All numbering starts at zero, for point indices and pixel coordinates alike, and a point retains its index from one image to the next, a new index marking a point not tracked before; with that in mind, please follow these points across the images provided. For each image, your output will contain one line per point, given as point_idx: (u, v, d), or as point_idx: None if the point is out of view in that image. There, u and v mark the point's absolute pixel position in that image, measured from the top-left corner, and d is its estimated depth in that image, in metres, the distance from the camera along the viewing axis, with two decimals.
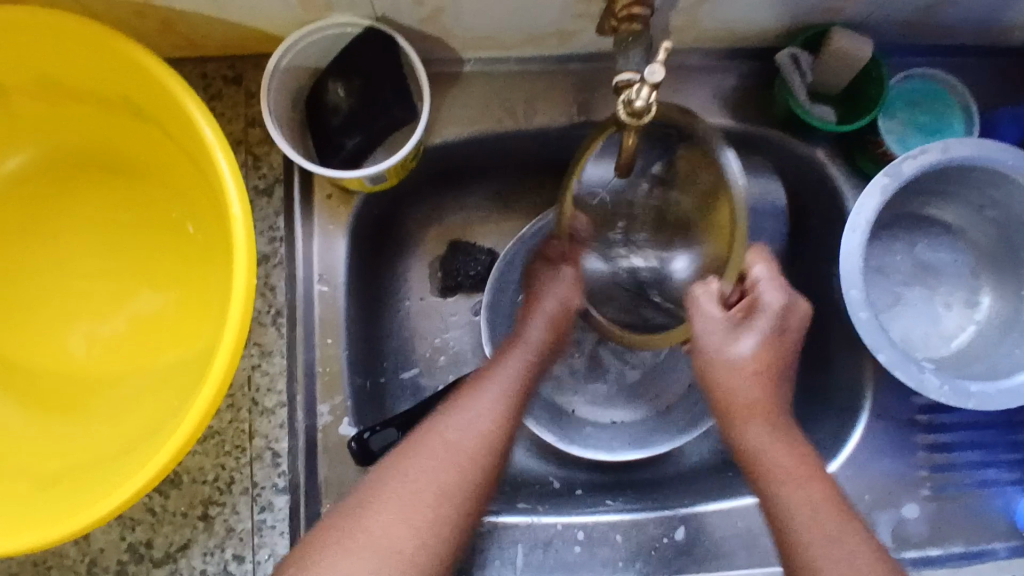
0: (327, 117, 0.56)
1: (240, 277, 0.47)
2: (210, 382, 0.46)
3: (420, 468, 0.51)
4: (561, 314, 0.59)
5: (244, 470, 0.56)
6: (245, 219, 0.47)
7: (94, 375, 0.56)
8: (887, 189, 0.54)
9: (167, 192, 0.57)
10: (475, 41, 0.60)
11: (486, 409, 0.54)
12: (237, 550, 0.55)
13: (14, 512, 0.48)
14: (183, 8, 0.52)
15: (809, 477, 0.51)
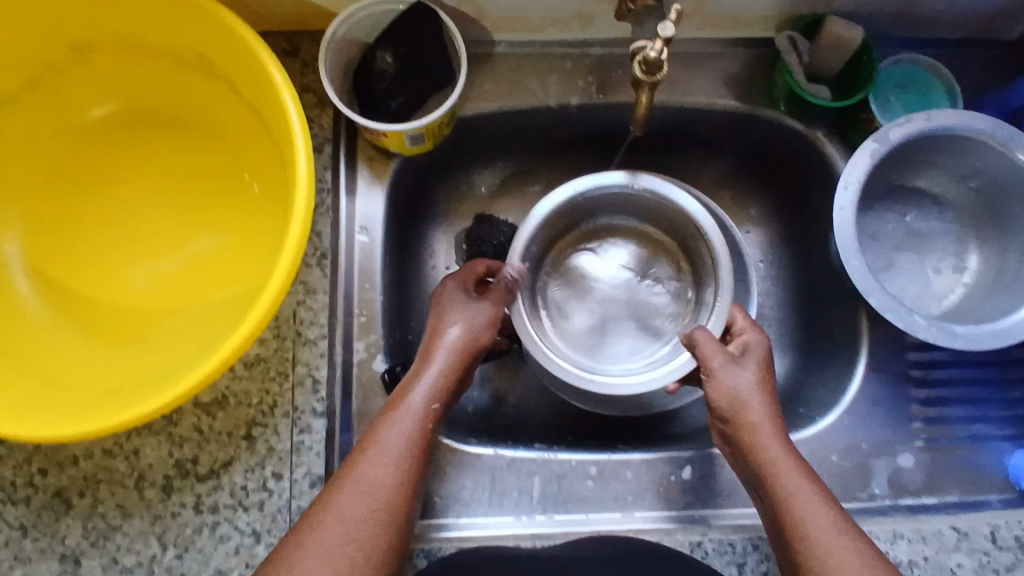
0: (375, 81, 0.63)
1: (302, 201, 0.54)
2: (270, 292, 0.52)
3: (340, 512, 0.50)
4: (458, 346, 0.58)
5: (286, 395, 0.61)
6: (307, 152, 0.54)
7: (151, 304, 0.61)
8: (876, 152, 0.60)
9: (229, 147, 0.63)
10: (507, 22, 0.67)
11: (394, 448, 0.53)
12: (276, 468, 0.60)
13: (78, 407, 0.53)
14: None
15: (829, 520, 0.53)
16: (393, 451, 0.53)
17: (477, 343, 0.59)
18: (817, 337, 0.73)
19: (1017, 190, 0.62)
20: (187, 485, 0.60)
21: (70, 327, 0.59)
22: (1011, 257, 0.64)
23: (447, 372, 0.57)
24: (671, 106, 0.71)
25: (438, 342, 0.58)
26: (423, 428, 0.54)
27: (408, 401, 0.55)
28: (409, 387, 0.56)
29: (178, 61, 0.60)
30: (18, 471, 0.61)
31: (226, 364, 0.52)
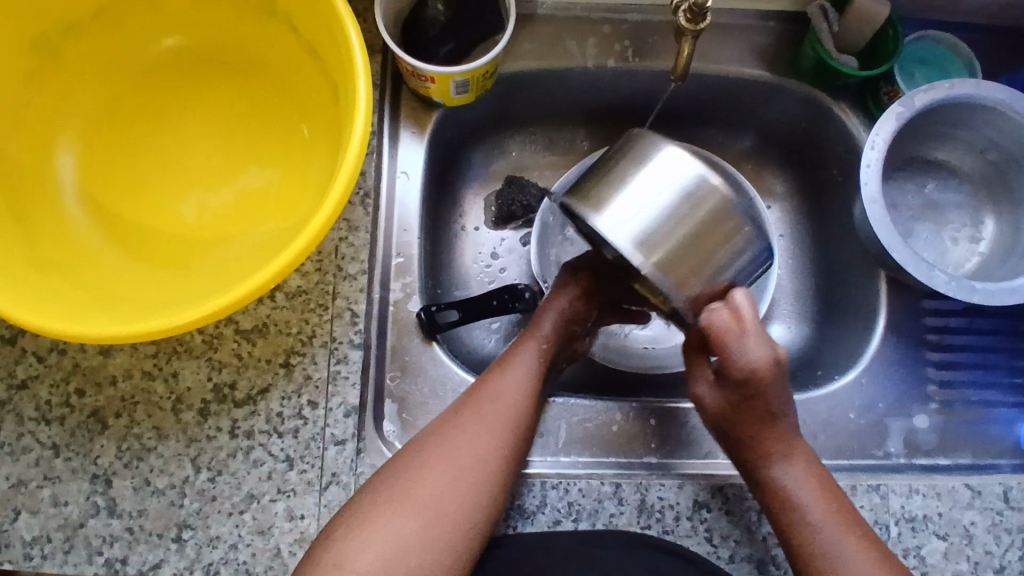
0: (426, 29, 0.65)
1: (359, 122, 0.54)
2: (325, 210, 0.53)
3: (464, 435, 0.56)
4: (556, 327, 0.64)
5: (324, 326, 0.62)
6: (365, 76, 0.54)
7: (200, 233, 0.62)
8: (901, 116, 0.63)
9: (282, 86, 0.65)
10: None
11: (497, 413, 0.57)
12: (312, 397, 0.61)
13: (130, 318, 0.54)
14: None
15: (839, 525, 0.55)
16: (493, 407, 0.57)
17: (576, 317, 0.66)
18: (835, 305, 0.75)
19: None
20: (223, 410, 0.60)
21: (122, 249, 0.61)
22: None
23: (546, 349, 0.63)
24: (703, 74, 0.74)
25: (540, 319, 0.64)
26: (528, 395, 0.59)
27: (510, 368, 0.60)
28: (512, 356, 0.61)
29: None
30: (54, 391, 0.61)
31: (279, 279, 0.53)
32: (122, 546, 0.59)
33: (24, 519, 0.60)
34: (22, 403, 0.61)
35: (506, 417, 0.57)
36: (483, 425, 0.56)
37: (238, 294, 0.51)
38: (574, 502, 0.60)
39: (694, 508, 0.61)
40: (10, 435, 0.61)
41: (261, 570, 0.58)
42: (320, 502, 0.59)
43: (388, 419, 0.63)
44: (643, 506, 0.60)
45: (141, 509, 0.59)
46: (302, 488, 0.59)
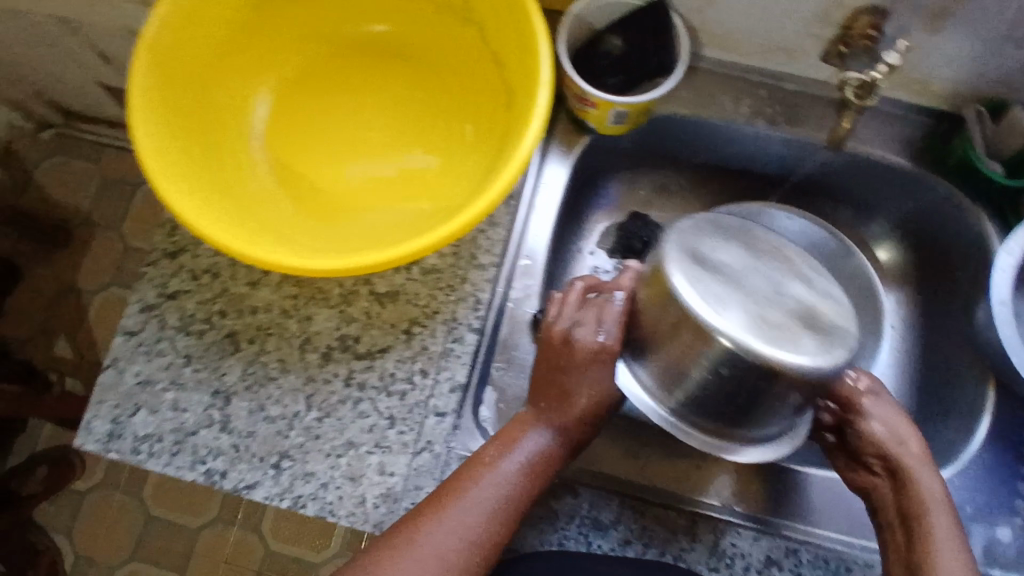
0: (599, 59, 0.70)
1: (534, 126, 0.57)
2: (484, 199, 0.57)
3: (472, 504, 0.55)
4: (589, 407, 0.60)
5: (449, 305, 0.67)
6: (550, 88, 0.58)
7: (358, 198, 0.68)
8: None
9: (459, 84, 0.70)
10: (720, 39, 0.74)
11: (498, 493, 0.55)
12: (424, 366, 0.65)
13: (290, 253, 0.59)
14: None
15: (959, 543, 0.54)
16: (501, 484, 0.56)
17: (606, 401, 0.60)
18: (935, 404, 0.75)
19: None
20: (343, 359, 0.65)
21: (287, 196, 0.67)
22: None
23: (567, 428, 0.59)
24: (846, 153, 0.76)
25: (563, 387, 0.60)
26: (529, 478, 0.57)
27: (513, 454, 0.57)
28: (528, 431, 0.59)
29: (440, 1, 0.67)
30: (200, 307, 0.66)
31: (430, 250, 0.57)
32: (224, 461, 0.63)
33: (142, 416, 0.64)
34: (168, 311, 0.66)
35: (506, 495, 0.56)
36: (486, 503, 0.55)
37: (390, 255, 0.56)
38: (648, 527, 0.62)
39: (766, 563, 0.61)
40: (150, 337, 0.66)
41: (343, 514, 0.62)
42: (411, 464, 0.63)
43: (485, 405, 0.67)
44: (715, 548, 0.61)
45: (251, 430, 0.63)
46: (397, 447, 0.63)
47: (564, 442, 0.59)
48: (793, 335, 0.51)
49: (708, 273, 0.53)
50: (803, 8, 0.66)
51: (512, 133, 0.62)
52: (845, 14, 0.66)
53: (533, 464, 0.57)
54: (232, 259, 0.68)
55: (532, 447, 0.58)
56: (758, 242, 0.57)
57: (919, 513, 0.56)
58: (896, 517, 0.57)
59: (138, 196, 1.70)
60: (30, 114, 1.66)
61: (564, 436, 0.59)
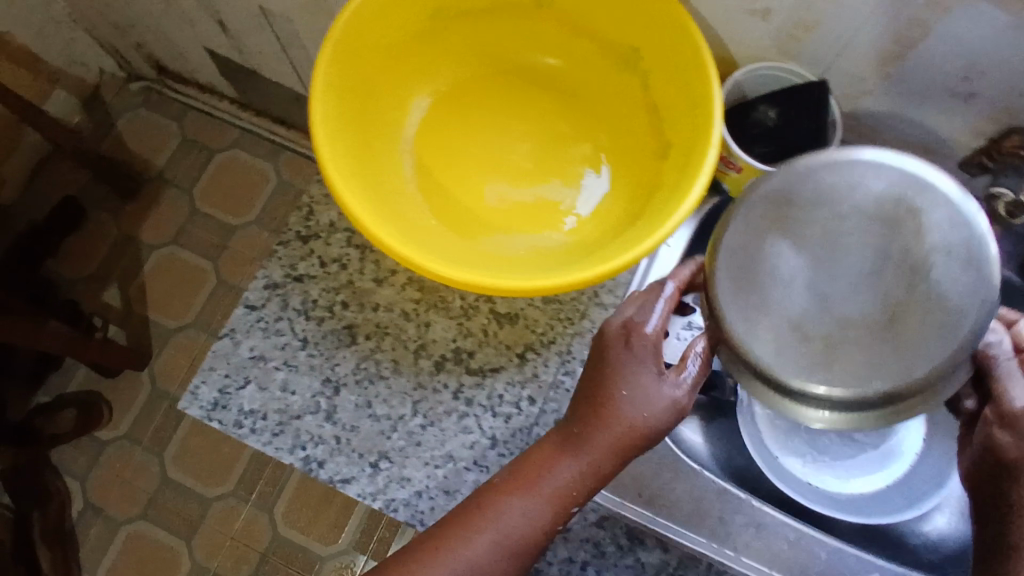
0: (751, 125, 0.72)
1: (697, 189, 0.57)
2: (637, 248, 0.57)
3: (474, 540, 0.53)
4: (635, 433, 0.53)
5: (566, 338, 0.67)
6: (715, 149, 0.57)
7: (492, 218, 0.69)
8: None
9: (609, 127, 0.71)
10: (862, 129, 0.75)
11: (519, 515, 0.53)
12: (533, 393, 0.65)
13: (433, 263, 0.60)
14: (698, 15, 0.68)
15: None
16: (509, 521, 0.53)
17: (654, 423, 0.53)
18: None
19: None
20: (455, 371, 0.66)
21: (427, 203, 0.68)
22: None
23: (609, 451, 0.53)
24: None
25: (613, 404, 0.53)
26: (557, 503, 0.54)
27: (551, 475, 0.54)
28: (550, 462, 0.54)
29: (609, 46, 0.67)
30: (323, 294, 0.67)
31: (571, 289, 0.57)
32: (324, 450, 0.63)
33: (250, 390, 0.65)
34: (292, 293, 0.67)
35: (517, 535, 0.53)
36: (514, 524, 0.53)
37: (532, 287, 0.56)
38: None
39: None
40: (271, 315, 0.67)
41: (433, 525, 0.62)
42: None
43: None
44: None
45: (355, 425, 0.64)
46: (495, 469, 0.63)
47: (590, 471, 0.53)
48: (822, 352, 0.43)
49: (794, 219, 0.45)
50: (958, 118, 0.67)
51: (666, 187, 0.62)
52: (997, 131, 0.67)
53: (565, 490, 0.54)
54: (362, 253, 0.68)
55: (568, 472, 0.54)
56: (900, 224, 0.44)
57: None
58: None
59: (214, 159, 1.72)
60: (128, 61, 1.69)
61: (593, 465, 0.53)
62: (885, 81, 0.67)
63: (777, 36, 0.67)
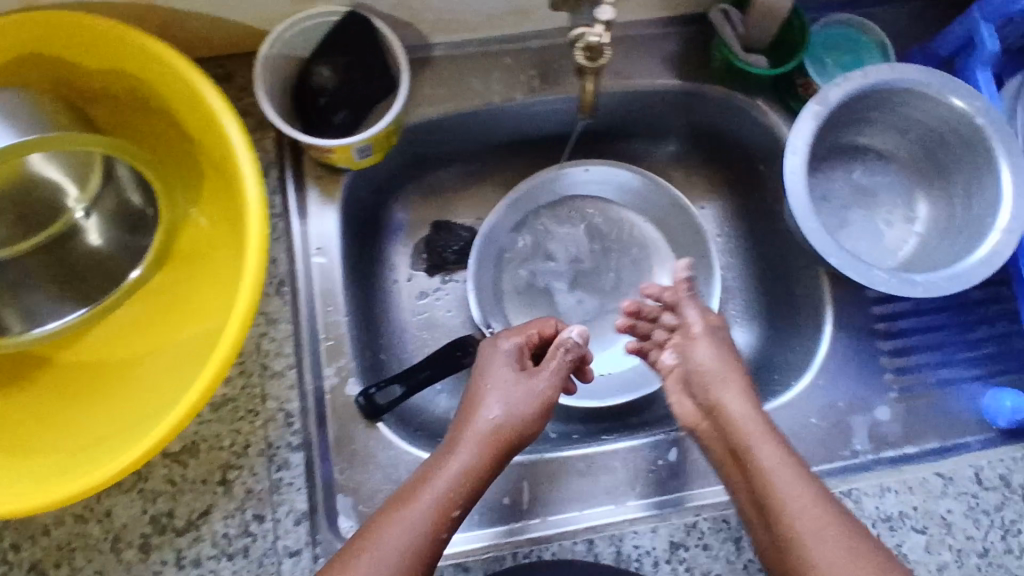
0: (315, 98, 0.61)
1: (256, 231, 0.50)
2: (225, 339, 0.49)
3: (394, 532, 0.50)
4: (502, 434, 0.56)
5: (258, 433, 0.58)
6: (256, 181, 0.51)
7: (108, 357, 0.58)
8: (819, 114, 0.60)
9: (194, 189, 0.60)
10: (443, 24, 0.65)
11: (426, 506, 0.51)
12: (257, 510, 0.57)
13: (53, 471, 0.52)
14: (180, 7, 0.57)
15: (811, 497, 0.51)
16: (426, 510, 0.51)
17: (518, 427, 0.56)
18: (782, 305, 0.74)
19: (957, 141, 0.62)
20: (165, 540, 0.57)
21: (37, 389, 0.57)
22: (956, 208, 0.64)
23: (478, 446, 0.55)
24: (615, 92, 0.70)
25: (470, 428, 0.56)
26: (422, 534, 0.50)
27: (422, 496, 0.52)
28: (434, 472, 0.54)
29: (144, 98, 0.57)
30: None
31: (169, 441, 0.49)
32: None
33: None
34: None
35: (431, 509, 0.51)
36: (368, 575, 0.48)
37: (118, 465, 0.48)
38: None
39: (671, 550, 0.59)
40: None
41: None
42: None
43: None
44: (620, 557, 0.59)
45: None
46: None
47: (482, 469, 0.54)
48: None
49: None
50: None
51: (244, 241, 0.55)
52: None
53: (442, 492, 0.52)
54: None
55: (443, 482, 0.53)
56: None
57: (790, 499, 0.51)
58: (751, 503, 0.54)
59: None
60: None
61: (472, 467, 0.54)
62: None
63: None
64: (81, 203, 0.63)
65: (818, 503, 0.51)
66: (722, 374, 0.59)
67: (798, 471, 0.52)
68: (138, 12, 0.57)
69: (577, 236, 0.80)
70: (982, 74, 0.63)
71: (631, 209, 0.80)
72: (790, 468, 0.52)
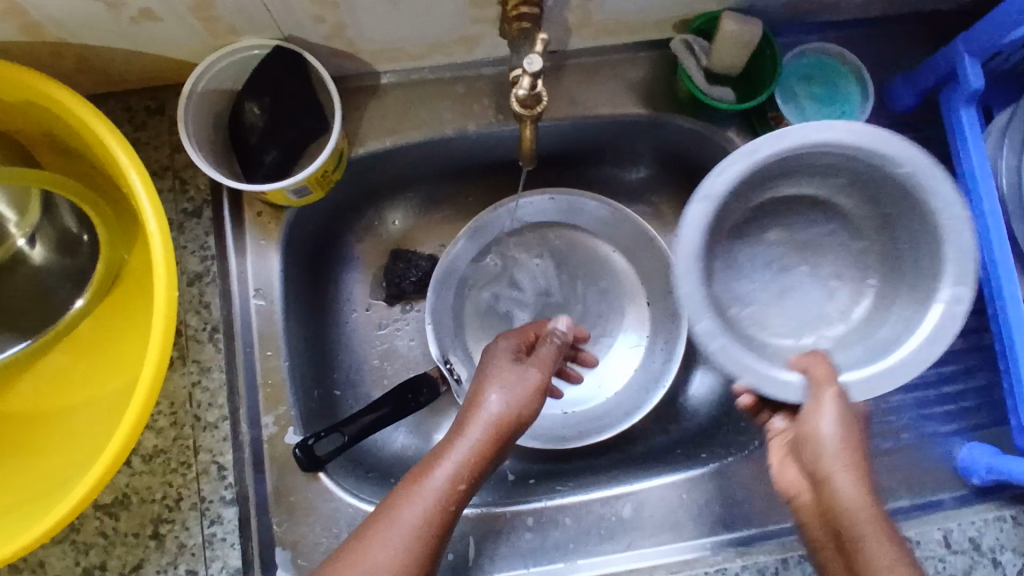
0: (247, 135, 0.59)
1: (160, 290, 0.48)
2: (131, 407, 0.47)
3: (399, 526, 0.48)
4: (506, 422, 0.52)
5: (191, 486, 0.57)
6: (162, 237, 0.48)
7: (37, 404, 0.57)
8: (704, 211, 0.54)
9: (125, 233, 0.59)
10: (386, 54, 0.61)
11: (433, 496, 0.49)
12: (190, 566, 0.56)
13: None
14: (94, 43, 0.54)
15: (886, 550, 0.46)
16: (428, 501, 0.49)
17: (521, 419, 0.53)
18: None
19: (900, 196, 0.55)
20: None
21: None
22: (899, 278, 0.58)
23: (481, 441, 0.51)
24: (575, 121, 0.66)
25: (476, 414, 0.53)
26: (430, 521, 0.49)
27: (433, 474, 0.50)
28: (438, 459, 0.51)
29: (67, 140, 0.55)
30: None
31: (77, 512, 0.48)
32: None
33: None
34: None
35: (433, 497, 0.49)
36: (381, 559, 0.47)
37: (24, 539, 0.46)
38: None
39: None
40: None
41: None
42: None
43: None
44: None
45: None
46: None
47: (488, 455, 0.51)
48: None
49: None
50: None
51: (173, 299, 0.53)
52: None
53: (450, 483, 0.50)
54: None
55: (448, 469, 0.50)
56: None
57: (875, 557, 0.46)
58: (826, 534, 0.49)
59: None
60: None
61: (478, 456, 0.51)
62: (336, 8, 0.53)
63: (190, 23, 0.52)
64: (24, 229, 0.59)
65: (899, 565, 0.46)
66: (831, 452, 0.49)
67: (881, 526, 0.47)
68: (50, 48, 0.54)
69: (546, 269, 0.77)
70: (964, 111, 0.61)
71: (600, 237, 0.76)
72: (868, 523, 0.47)
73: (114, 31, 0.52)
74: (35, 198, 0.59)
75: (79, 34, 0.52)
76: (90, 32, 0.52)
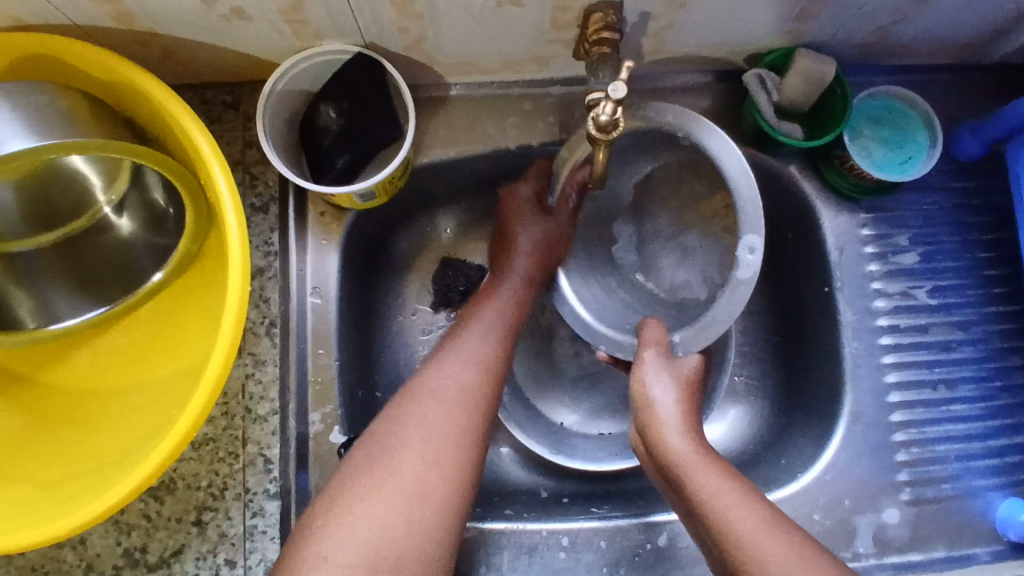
0: (320, 137, 0.61)
1: (234, 288, 0.49)
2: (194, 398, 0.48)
3: (428, 421, 0.53)
4: (532, 267, 0.64)
5: (236, 476, 0.58)
6: (240, 234, 0.49)
7: (95, 384, 0.59)
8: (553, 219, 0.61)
9: None
10: (459, 66, 0.62)
11: (471, 374, 0.57)
12: (229, 555, 0.57)
13: (20, 510, 0.51)
14: (182, 37, 0.55)
15: (744, 504, 0.51)
16: (466, 374, 0.56)
17: (550, 247, 0.64)
18: (797, 383, 0.70)
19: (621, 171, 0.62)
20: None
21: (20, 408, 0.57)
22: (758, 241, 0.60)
23: (508, 303, 0.62)
24: None
25: (502, 284, 0.63)
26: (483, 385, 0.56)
27: (463, 349, 0.58)
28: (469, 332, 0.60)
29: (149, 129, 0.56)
30: None
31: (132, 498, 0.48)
32: None
33: None
34: None
35: (476, 375, 0.56)
36: (439, 426, 0.53)
37: (78, 520, 0.47)
38: None
39: None
40: None
41: None
42: None
43: None
44: None
45: None
46: None
47: (513, 324, 0.61)
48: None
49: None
50: (524, 19, 0.55)
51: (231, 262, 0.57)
52: (575, 14, 0.55)
53: (483, 366, 0.57)
54: None
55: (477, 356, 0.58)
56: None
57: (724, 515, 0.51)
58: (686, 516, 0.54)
59: None
60: None
61: (507, 316, 0.61)
62: (421, 20, 0.54)
63: (277, 24, 0.53)
64: (110, 198, 0.60)
65: (759, 518, 0.50)
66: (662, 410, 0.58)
67: (737, 487, 0.53)
68: (139, 39, 0.55)
69: None
70: None
71: None
72: (714, 484, 0.53)
73: (203, 28, 0.54)
74: (125, 170, 0.59)
75: (170, 28, 0.54)
76: (181, 27, 0.54)
